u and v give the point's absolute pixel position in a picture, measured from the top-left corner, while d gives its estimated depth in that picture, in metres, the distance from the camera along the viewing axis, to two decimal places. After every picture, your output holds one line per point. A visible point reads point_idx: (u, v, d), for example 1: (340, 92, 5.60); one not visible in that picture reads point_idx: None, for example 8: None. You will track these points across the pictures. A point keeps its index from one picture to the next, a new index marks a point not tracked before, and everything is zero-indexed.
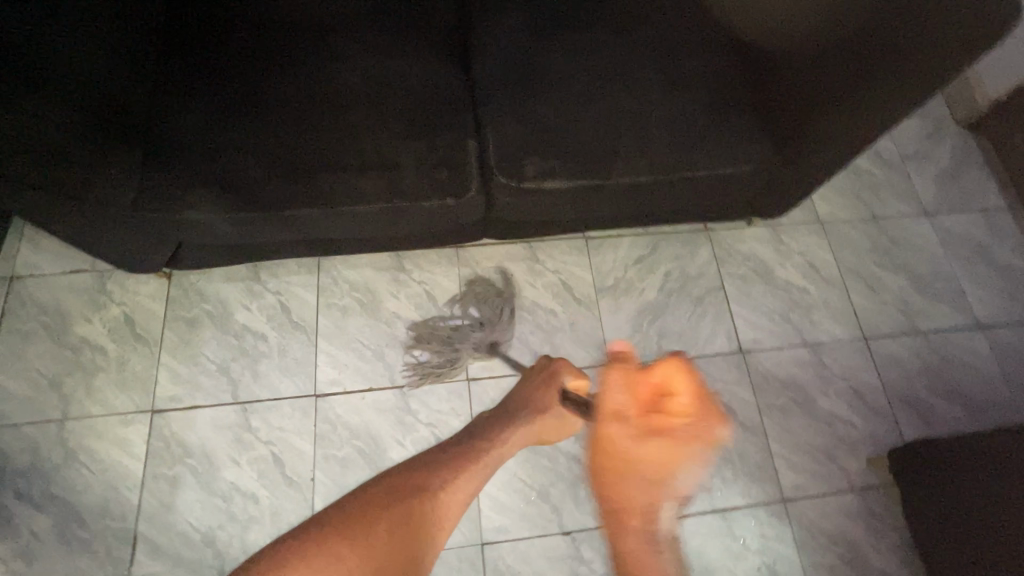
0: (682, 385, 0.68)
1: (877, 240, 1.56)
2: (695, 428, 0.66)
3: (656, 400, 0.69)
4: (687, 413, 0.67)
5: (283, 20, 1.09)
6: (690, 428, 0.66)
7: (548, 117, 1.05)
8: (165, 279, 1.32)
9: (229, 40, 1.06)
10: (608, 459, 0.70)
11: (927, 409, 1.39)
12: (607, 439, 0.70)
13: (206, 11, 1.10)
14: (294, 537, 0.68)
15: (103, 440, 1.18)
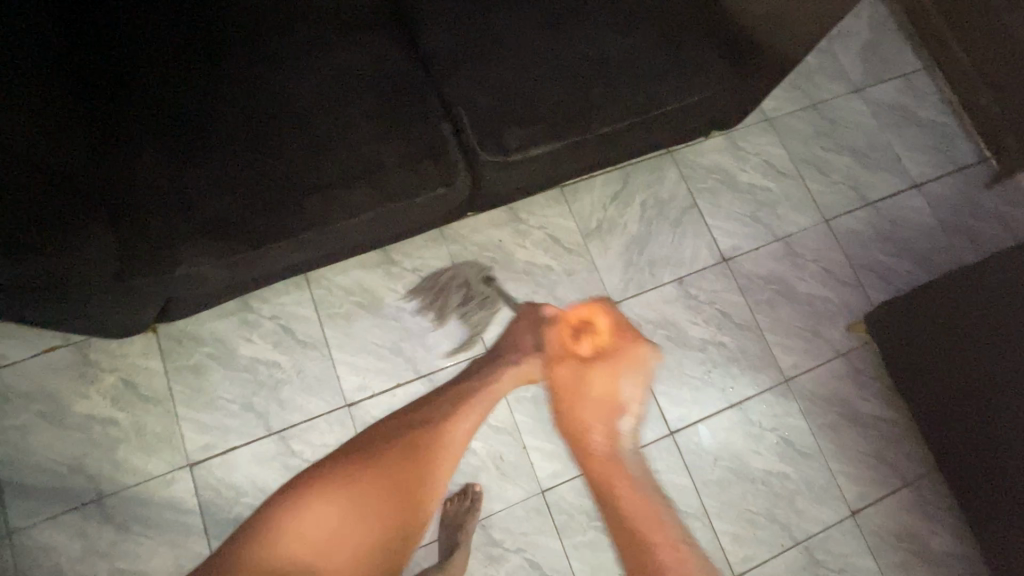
0: (602, 319, 0.95)
1: (819, 126, 1.67)
2: (616, 346, 0.90)
3: (583, 330, 0.95)
4: (611, 339, 0.91)
5: (200, 33, 0.99)
6: (613, 344, 0.90)
7: (513, 81, 1.04)
8: (151, 333, 1.25)
9: (158, 68, 0.96)
10: (568, 388, 0.89)
11: (885, 270, 1.56)
12: (563, 375, 0.91)
13: (114, 35, 0.97)
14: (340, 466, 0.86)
15: (151, 506, 1.17)
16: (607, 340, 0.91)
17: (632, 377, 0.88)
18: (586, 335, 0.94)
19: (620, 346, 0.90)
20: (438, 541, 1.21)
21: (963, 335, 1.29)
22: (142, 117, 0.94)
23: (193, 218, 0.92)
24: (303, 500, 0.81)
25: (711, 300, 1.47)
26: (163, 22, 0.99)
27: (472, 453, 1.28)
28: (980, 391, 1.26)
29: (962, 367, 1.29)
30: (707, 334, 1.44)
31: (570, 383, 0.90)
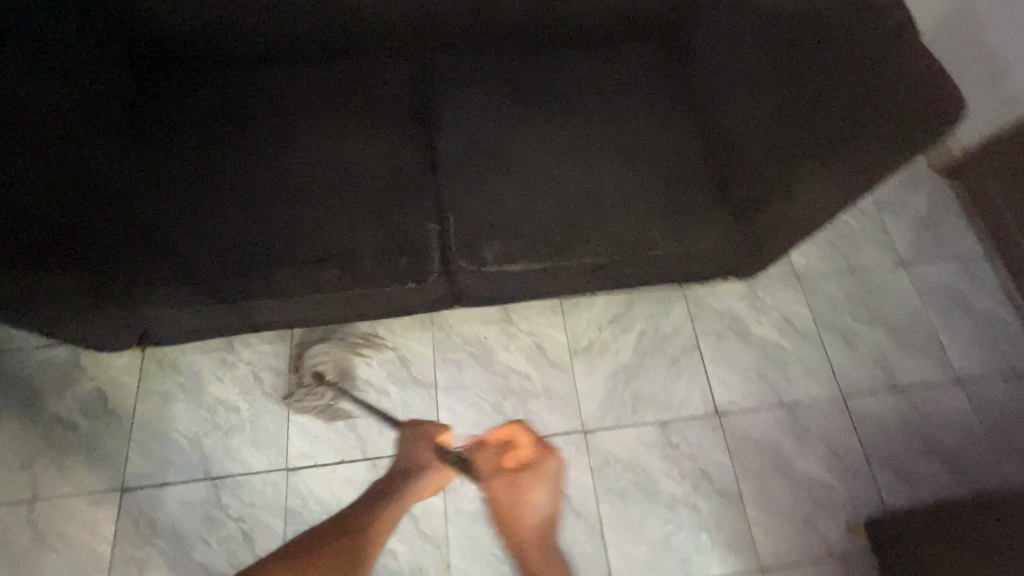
0: None
1: (853, 292, 1.56)
2: None
3: None
4: None
5: (237, 113, 1.16)
6: None
7: (507, 198, 1.09)
8: (139, 352, 1.33)
9: (192, 138, 1.13)
10: None
11: (907, 469, 1.37)
12: None
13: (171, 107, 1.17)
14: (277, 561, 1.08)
15: (73, 523, 1.18)
16: None
17: None
18: None
19: None
20: None
21: None
22: (170, 171, 1.10)
23: (179, 265, 1.02)
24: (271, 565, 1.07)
25: (693, 454, 1.34)
26: (212, 101, 1.18)
27: (393, 556, 1.20)
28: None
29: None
30: (680, 491, 1.31)
31: (502, 491, 1.16)
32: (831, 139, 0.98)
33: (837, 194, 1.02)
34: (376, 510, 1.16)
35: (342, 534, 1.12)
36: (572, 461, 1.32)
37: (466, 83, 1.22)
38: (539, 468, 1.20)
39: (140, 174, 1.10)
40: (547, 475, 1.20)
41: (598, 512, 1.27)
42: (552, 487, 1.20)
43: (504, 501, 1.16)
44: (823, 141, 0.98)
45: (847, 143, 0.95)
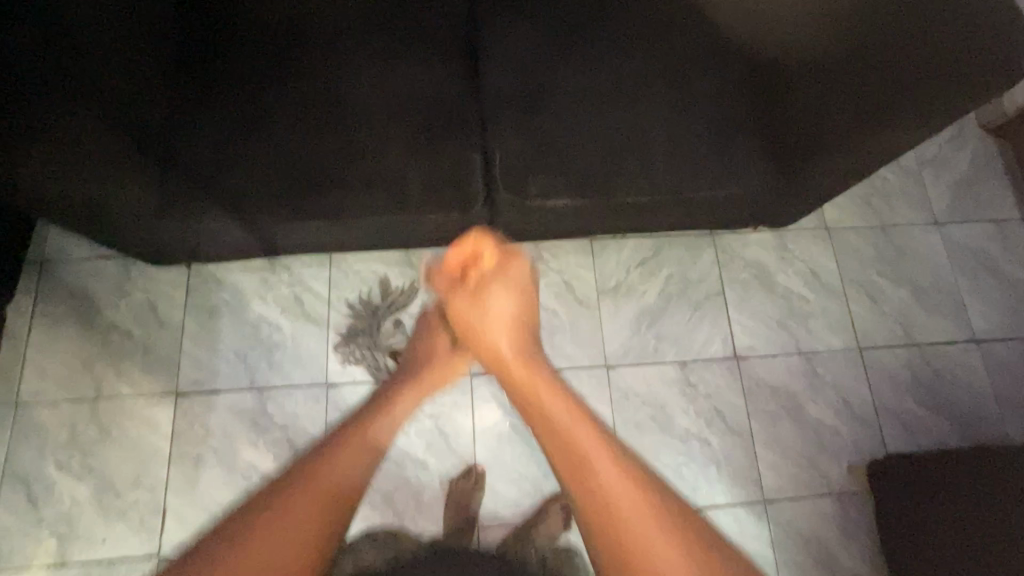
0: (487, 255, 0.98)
1: (882, 249, 1.56)
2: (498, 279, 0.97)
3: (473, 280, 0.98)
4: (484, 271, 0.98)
5: (282, 29, 1.15)
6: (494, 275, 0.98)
7: (553, 134, 1.09)
8: (186, 268, 1.39)
9: (239, 53, 1.13)
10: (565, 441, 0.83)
11: (912, 420, 1.43)
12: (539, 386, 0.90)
13: (216, 22, 1.16)
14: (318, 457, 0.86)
15: (133, 421, 1.28)
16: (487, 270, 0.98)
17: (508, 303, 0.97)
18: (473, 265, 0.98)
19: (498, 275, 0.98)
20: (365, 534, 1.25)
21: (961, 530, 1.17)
22: (210, 85, 1.11)
23: (224, 180, 1.06)
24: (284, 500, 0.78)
25: (710, 395, 1.41)
26: (258, 16, 1.16)
27: (423, 469, 1.30)
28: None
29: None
30: (693, 427, 1.39)
31: (468, 307, 0.96)
32: (879, 92, 0.99)
33: (875, 151, 1.04)
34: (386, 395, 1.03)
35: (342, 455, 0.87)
36: (594, 394, 1.39)
37: (515, 10, 1.19)
38: (508, 266, 0.98)
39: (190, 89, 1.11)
40: (518, 278, 0.98)
41: None
42: (522, 296, 0.98)
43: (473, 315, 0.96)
44: (885, 86, 0.99)
45: (909, 90, 0.97)
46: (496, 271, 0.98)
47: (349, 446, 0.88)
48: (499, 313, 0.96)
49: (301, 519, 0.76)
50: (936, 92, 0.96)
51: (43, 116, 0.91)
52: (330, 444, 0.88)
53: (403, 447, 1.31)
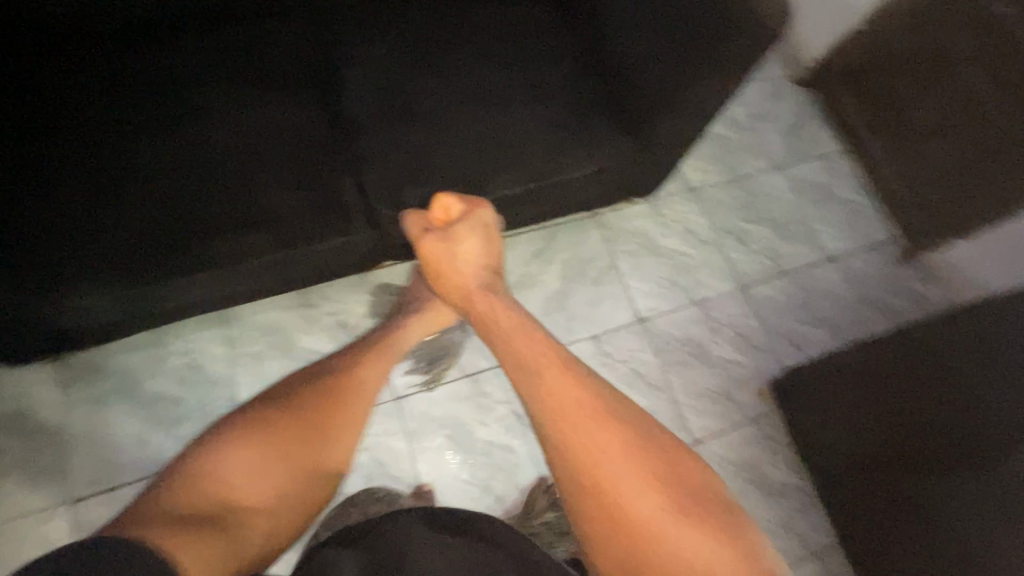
0: (453, 205, 1.04)
1: (741, 197, 1.75)
2: (472, 224, 1.02)
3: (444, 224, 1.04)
4: (458, 217, 1.04)
5: (119, 89, 1.11)
6: (467, 224, 1.02)
7: (419, 146, 1.14)
8: (56, 362, 1.25)
9: (76, 119, 1.07)
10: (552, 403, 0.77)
11: (798, 337, 1.64)
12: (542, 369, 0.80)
13: (42, 90, 1.09)
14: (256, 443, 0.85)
15: (33, 541, 1.15)
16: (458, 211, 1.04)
17: (477, 249, 1.02)
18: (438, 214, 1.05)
19: (469, 223, 1.02)
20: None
21: (862, 421, 1.30)
22: (50, 159, 1.04)
23: (95, 254, 1.01)
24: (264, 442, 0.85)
25: (625, 358, 1.53)
26: (91, 79, 1.11)
27: None
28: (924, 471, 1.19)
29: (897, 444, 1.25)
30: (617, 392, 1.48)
31: (437, 249, 1.02)
32: (688, 51, 1.06)
33: (702, 108, 1.12)
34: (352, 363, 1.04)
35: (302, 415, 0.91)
36: None
37: (354, 35, 1.22)
38: (475, 216, 1.03)
39: (24, 164, 1.03)
40: (487, 231, 1.03)
41: None
42: (488, 248, 1.03)
43: (444, 263, 1.01)
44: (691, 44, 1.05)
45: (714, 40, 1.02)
46: (463, 215, 1.04)
47: (350, 383, 0.99)
48: (469, 249, 1.02)
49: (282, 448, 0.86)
50: (731, 46, 1.01)
51: None
52: (336, 368, 1.02)
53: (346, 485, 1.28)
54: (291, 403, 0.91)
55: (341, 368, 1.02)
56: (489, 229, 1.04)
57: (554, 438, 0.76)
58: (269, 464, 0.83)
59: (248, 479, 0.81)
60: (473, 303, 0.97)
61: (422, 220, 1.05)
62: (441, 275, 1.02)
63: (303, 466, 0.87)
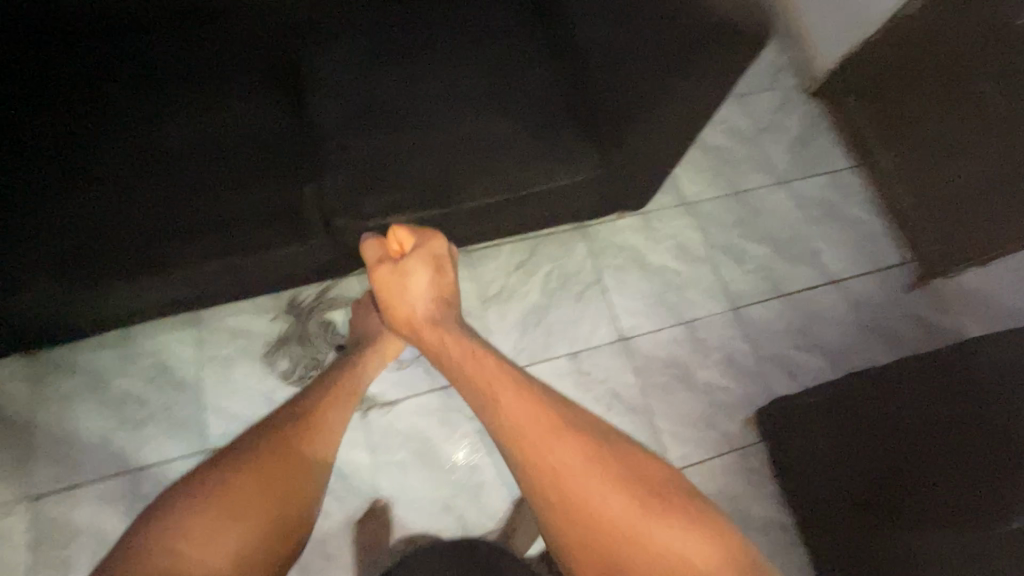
0: (406, 240, 1.05)
1: (830, 194, 1.77)
2: (428, 255, 1.05)
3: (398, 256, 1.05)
4: (401, 252, 1.05)
5: (258, 62, 1.16)
6: (425, 255, 1.05)
7: (555, 115, 1.16)
8: (191, 322, 1.34)
9: (219, 88, 1.11)
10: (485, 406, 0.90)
11: (893, 333, 1.61)
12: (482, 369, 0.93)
13: (184, 59, 1.13)
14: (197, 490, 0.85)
15: (166, 489, 1.22)
16: (408, 247, 1.05)
17: (424, 281, 1.05)
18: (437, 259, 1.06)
19: (417, 253, 1.05)
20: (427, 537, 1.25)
21: None
22: (196, 124, 1.08)
23: (274, 207, 1.05)
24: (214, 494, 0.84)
25: (719, 346, 1.53)
26: (230, 51, 1.15)
27: (476, 470, 1.32)
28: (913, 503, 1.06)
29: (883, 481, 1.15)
30: (714, 378, 1.49)
31: (390, 280, 1.04)
32: None
33: None
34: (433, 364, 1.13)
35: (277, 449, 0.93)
36: (618, 367, 1.47)
37: (488, 5, 1.24)
38: (426, 246, 1.06)
39: (173, 129, 1.07)
40: (438, 260, 1.07)
41: (648, 405, 1.44)
42: (436, 278, 1.07)
43: (398, 295, 1.05)
44: None
45: None
46: (417, 246, 1.05)
47: (306, 427, 0.98)
48: (418, 283, 1.05)
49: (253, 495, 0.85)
50: None
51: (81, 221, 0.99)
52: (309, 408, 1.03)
53: (453, 454, 1.32)
54: (249, 457, 0.90)
55: (305, 409, 1.02)
56: (437, 256, 1.07)
57: (535, 472, 0.83)
58: (230, 523, 0.81)
59: (220, 537, 0.80)
60: (419, 334, 1.04)
61: (380, 250, 1.06)
62: (392, 305, 1.06)
63: (271, 517, 0.85)
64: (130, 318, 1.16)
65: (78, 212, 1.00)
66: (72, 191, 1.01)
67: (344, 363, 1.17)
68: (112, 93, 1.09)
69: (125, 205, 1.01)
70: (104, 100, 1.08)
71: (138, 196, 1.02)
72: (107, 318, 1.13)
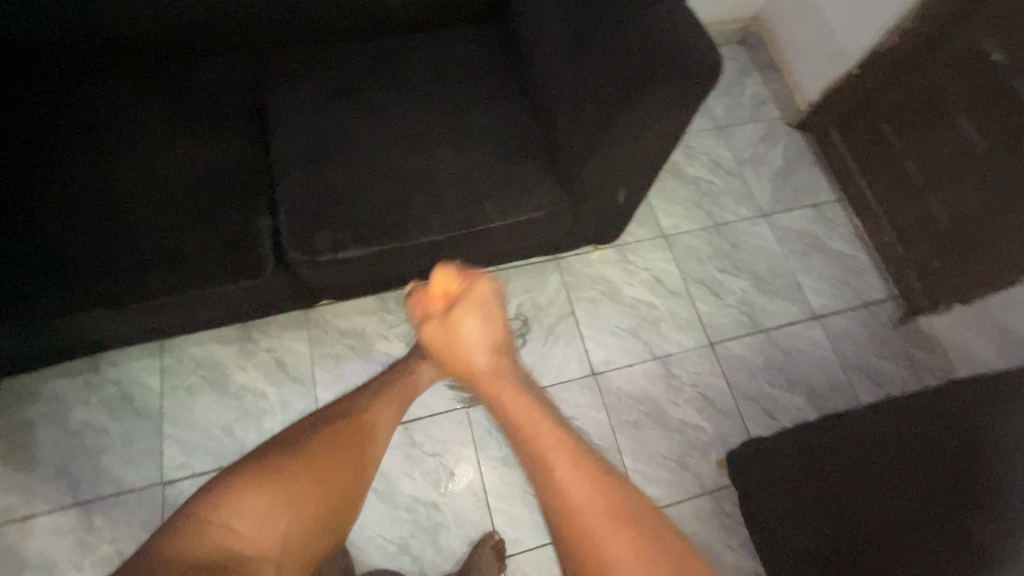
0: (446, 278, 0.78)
1: (812, 227, 1.74)
2: (473, 298, 0.77)
3: (444, 300, 0.79)
4: (450, 291, 0.79)
5: (221, 102, 1.19)
6: (468, 294, 0.77)
7: (512, 152, 1.16)
8: (156, 352, 1.35)
9: (181, 129, 1.15)
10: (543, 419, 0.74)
11: (878, 372, 1.55)
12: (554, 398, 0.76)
13: (150, 101, 1.17)
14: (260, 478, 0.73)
15: (117, 522, 1.20)
16: (453, 289, 0.79)
17: (479, 327, 0.76)
18: (444, 293, 0.79)
19: (472, 290, 0.78)
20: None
21: None
22: (155, 162, 1.11)
23: (227, 242, 1.06)
24: (251, 490, 0.71)
25: (694, 382, 1.48)
26: (195, 92, 1.20)
27: (435, 508, 1.28)
28: (871, 547, 1.03)
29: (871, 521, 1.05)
30: (687, 416, 1.44)
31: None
32: None
33: None
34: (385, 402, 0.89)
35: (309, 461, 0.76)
36: (588, 402, 1.43)
37: (451, 48, 1.27)
38: (470, 293, 0.77)
39: (133, 166, 1.10)
40: (480, 300, 0.77)
41: (617, 443, 1.40)
42: (496, 316, 0.77)
43: (437, 350, 0.78)
44: None
45: None
46: (468, 290, 0.78)
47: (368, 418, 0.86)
48: (491, 326, 0.79)
49: (305, 495, 0.74)
50: None
51: (32, 261, 1.00)
52: (355, 407, 0.86)
53: (411, 492, 1.29)
54: (302, 446, 0.77)
55: (351, 411, 0.85)
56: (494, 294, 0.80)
57: None
58: (283, 514, 0.71)
59: (269, 531, 0.70)
60: (485, 404, 0.70)
61: (421, 301, 0.80)
62: (447, 364, 0.78)
63: (314, 514, 0.75)
64: (88, 348, 1.16)
65: (31, 249, 1.01)
66: (28, 229, 1.03)
67: (409, 361, 0.99)
68: (78, 133, 1.12)
69: (75, 244, 1.02)
70: (69, 140, 1.11)
71: (91, 234, 1.03)
72: (66, 350, 1.13)
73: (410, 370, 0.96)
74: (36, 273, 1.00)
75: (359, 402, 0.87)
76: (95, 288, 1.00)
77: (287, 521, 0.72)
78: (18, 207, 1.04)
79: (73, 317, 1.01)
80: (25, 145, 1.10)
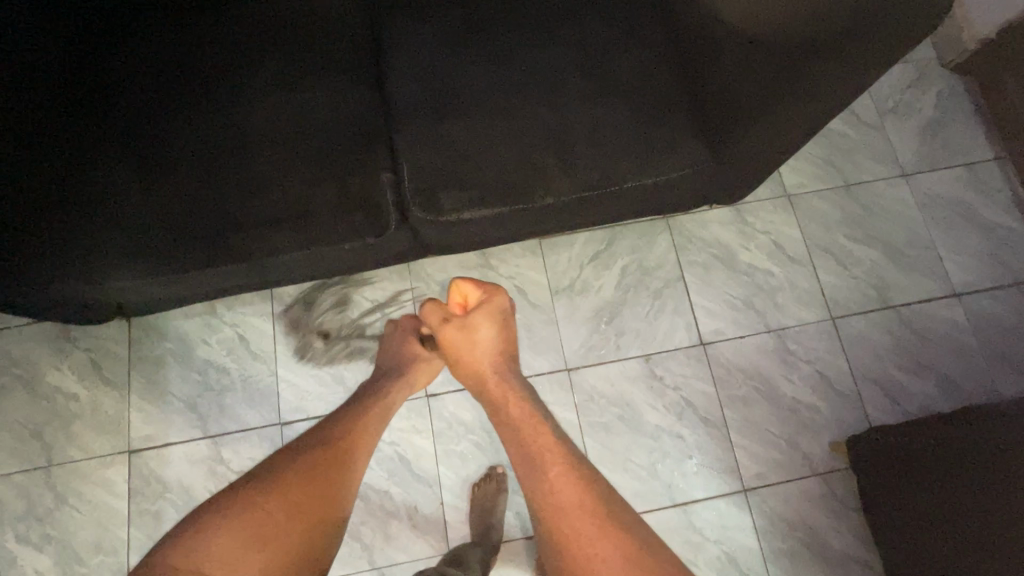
0: (467, 288, 0.98)
1: (963, 191, 1.52)
2: (488, 304, 0.96)
3: (457, 308, 0.98)
4: (476, 297, 0.98)
5: (329, 42, 1.11)
6: (485, 307, 0.96)
7: (648, 102, 1.04)
8: (268, 298, 1.38)
9: (290, 72, 1.09)
10: (533, 473, 0.76)
11: (1023, 360, 1.40)
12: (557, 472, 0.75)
13: (257, 38, 1.11)
14: (223, 498, 0.73)
15: (245, 456, 1.28)
16: (472, 297, 0.98)
17: (495, 334, 0.95)
18: (454, 300, 0.99)
19: (480, 303, 0.96)
20: (471, 525, 1.24)
21: None
22: (268, 109, 1.06)
23: (351, 198, 1.02)
24: (211, 526, 0.69)
25: (811, 359, 1.39)
26: (304, 30, 1.12)
27: None
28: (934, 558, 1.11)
29: (980, 509, 1.05)
30: (800, 394, 1.37)
31: (457, 339, 0.95)
32: None
33: None
34: (361, 425, 0.89)
35: (283, 478, 0.75)
36: (695, 372, 1.37)
37: None
38: (470, 311, 0.96)
39: (247, 114, 1.06)
40: (485, 315, 0.95)
41: (723, 417, 1.35)
42: (501, 331, 0.96)
43: (450, 354, 0.96)
44: None
45: None
46: (484, 301, 0.97)
47: (342, 443, 0.84)
48: (487, 338, 0.95)
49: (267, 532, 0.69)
50: None
51: (160, 216, 1.00)
52: (345, 422, 0.89)
53: None
54: (283, 465, 0.77)
55: (330, 428, 0.87)
56: (498, 310, 0.97)
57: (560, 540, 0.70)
58: (242, 551, 0.67)
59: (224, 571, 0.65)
60: (488, 391, 0.91)
61: (442, 309, 0.97)
62: (456, 363, 0.96)
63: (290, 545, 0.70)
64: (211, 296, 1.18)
65: (159, 202, 1.01)
66: (150, 179, 1.01)
67: (380, 384, 1.01)
68: (192, 74, 1.07)
69: (198, 198, 1.01)
70: (182, 83, 1.07)
71: (213, 187, 1.01)
72: (190, 298, 1.16)
73: (415, 357, 1.06)
74: (165, 228, 1.00)
75: (345, 419, 0.90)
76: (222, 245, 1.00)
77: (256, 559, 0.67)
78: (142, 158, 1.03)
79: (201, 272, 1.02)
80: (138, 87, 1.06)
